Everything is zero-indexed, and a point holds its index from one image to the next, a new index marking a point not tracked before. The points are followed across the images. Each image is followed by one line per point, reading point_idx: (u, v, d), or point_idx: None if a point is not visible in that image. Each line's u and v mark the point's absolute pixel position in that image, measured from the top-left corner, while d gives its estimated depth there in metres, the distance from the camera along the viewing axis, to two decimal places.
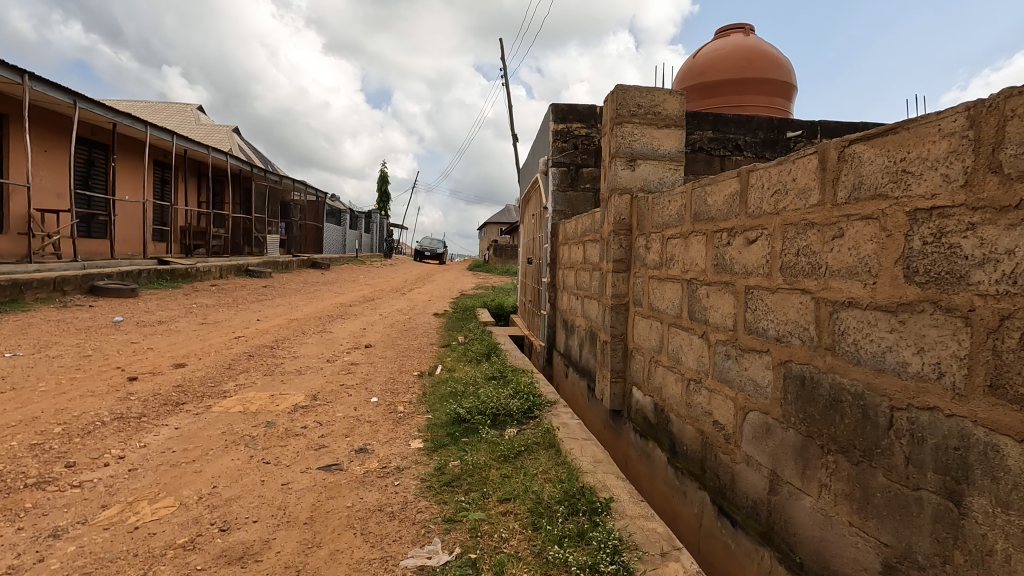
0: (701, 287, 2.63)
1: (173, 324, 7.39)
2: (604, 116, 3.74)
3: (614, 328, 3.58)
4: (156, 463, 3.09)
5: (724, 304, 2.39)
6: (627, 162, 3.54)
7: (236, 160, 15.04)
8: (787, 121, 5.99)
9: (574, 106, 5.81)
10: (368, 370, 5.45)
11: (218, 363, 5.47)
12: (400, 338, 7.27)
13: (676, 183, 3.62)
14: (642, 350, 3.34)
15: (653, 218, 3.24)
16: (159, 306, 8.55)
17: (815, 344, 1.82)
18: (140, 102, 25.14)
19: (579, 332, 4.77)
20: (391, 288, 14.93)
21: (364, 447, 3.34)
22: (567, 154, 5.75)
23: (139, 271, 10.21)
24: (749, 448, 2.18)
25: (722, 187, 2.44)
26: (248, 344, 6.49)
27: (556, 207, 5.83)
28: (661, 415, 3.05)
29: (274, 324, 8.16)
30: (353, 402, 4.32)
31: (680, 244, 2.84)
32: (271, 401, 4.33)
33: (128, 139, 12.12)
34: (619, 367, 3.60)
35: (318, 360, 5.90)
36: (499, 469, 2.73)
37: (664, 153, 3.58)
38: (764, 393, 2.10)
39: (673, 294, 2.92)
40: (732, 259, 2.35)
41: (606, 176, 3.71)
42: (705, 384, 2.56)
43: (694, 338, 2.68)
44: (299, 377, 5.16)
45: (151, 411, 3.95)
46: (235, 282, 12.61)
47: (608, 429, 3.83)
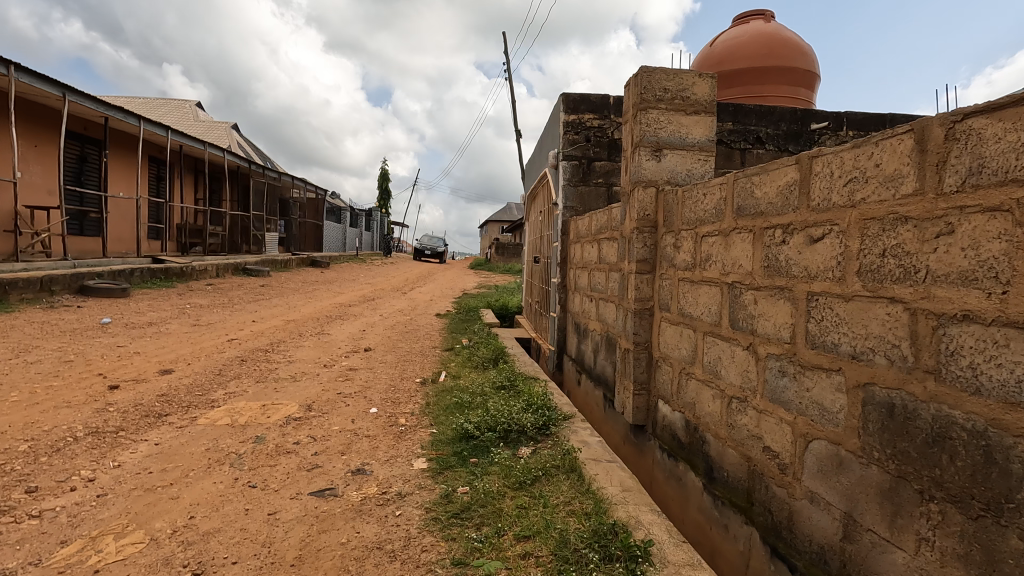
0: (745, 292, 2.30)
1: (163, 326, 7.06)
2: (626, 101, 3.41)
3: (637, 335, 3.26)
4: (128, 487, 2.76)
5: (778, 312, 2.07)
6: (653, 151, 3.22)
7: (233, 156, 14.72)
8: (811, 113, 5.66)
9: (586, 95, 5.47)
10: (367, 377, 5.12)
11: (208, 369, 5.14)
12: (401, 341, 6.94)
13: (706, 176, 3.29)
14: (670, 361, 3.01)
15: (684, 214, 2.91)
16: (150, 307, 8.22)
17: (909, 366, 1.49)
18: (139, 98, 24.82)
19: (594, 337, 4.44)
20: (392, 287, 14.58)
21: (361, 468, 3.01)
22: (578, 147, 5.42)
23: (131, 270, 9.89)
24: (813, 484, 1.85)
25: (776, 177, 2.11)
26: (241, 348, 6.16)
27: (567, 203, 5.50)
28: (694, 435, 2.72)
29: (270, 325, 7.83)
30: (350, 413, 3.99)
31: (718, 243, 2.52)
32: (262, 412, 4.00)
33: (121, 135, 11.80)
34: (642, 378, 3.27)
35: (315, 365, 5.56)
36: (514, 499, 2.40)
37: (693, 142, 3.25)
38: (835, 421, 1.77)
39: (709, 299, 2.60)
40: (788, 260, 2.03)
41: (628, 168, 3.38)
42: (752, 404, 2.24)
43: (738, 350, 2.35)
44: (293, 384, 4.83)
45: (130, 424, 3.62)
46: (231, 281, 12.28)
47: (629, 445, 3.52)
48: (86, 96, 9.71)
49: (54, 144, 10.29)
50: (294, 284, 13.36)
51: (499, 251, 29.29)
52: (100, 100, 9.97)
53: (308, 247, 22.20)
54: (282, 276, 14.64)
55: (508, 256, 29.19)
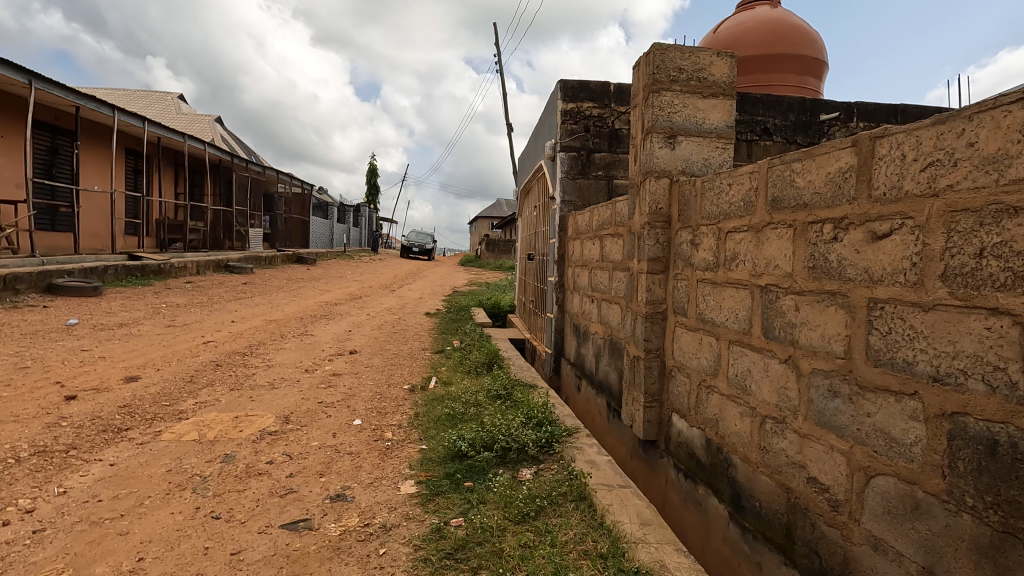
0: (783, 297, 2.00)
1: (135, 328, 6.65)
2: (636, 84, 3.09)
3: (648, 342, 2.95)
4: (71, 520, 2.40)
5: (827, 321, 1.77)
6: (666, 138, 2.91)
7: (215, 149, 14.23)
8: (821, 103, 5.38)
9: (585, 82, 5.17)
10: (352, 383, 4.77)
11: (178, 375, 4.76)
12: (389, 343, 6.58)
13: (725, 166, 2.97)
14: (687, 370, 2.71)
15: (703, 208, 2.61)
16: (123, 306, 7.79)
17: (1020, 395, 1.20)
18: (118, 90, 24.10)
19: (597, 340, 4.12)
20: (379, 285, 14.16)
21: (341, 493, 2.68)
22: (577, 137, 5.11)
23: (105, 267, 9.44)
24: (877, 528, 1.56)
25: (824, 162, 1.80)
26: (217, 351, 5.78)
27: (564, 197, 5.17)
28: (717, 455, 2.42)
29: (250, 326, 7.44)
30: (332, 426, 3.64)
31: (748, 240, 2.21)
32: (234, 425, 3.63)
33: (95, 126, 11.29)
34: (654, 389, 2.96)
35: (295, 370, 5.20)
36: (516, 535, 2.07)
37: (710, 128, 2.94)
38: (907, 455, 1.47)
39: (737, 304, 2.29)
40: (842, 260, 1.72)
41: (638, 157, 3.07)
42: (791, 427, 1.94)
43: (773, 363, 2.05)
44: (271, 392, 4.46)
45: (84, 441, 3.25)
46: (212, 279, 11.83)
47: (637, 461, 3.22)
48: (53, 83, 9.22)
49: (21, 134, 9.79)
50: (278, 282, 12.91)
51: (489, 248, 28.85)
52: (70, 88, 9.49)
53: (293, 243, 21.69)
54: (266, 273, 14.17)
55: (498, 253, 28.78)
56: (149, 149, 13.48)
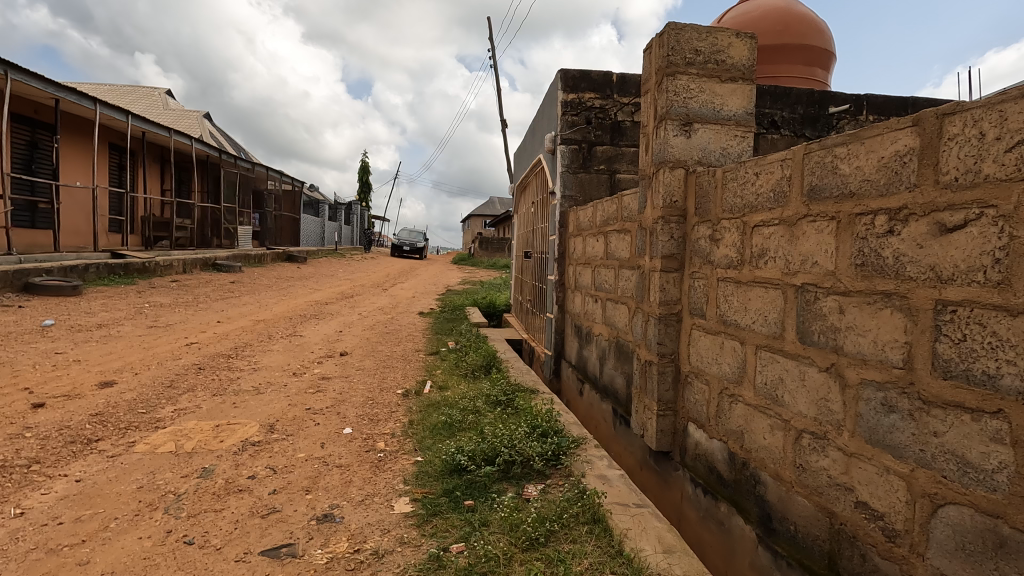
0: (824, 297, 1.78)
1: (114, 329, 6.35)
2: (648, 67, 2.88)
3: (661, 346, 2.74)
4: (26, 547, 2.16)
5: (881, 325, 1.56)
6: (681, 125, 2.69)
7: (202, 144, 13.89)
8: (830, 95, 5.18)
9: (586, 72, 4.96)
10: (342, 388, 4.52)
11: (157, 380, 4.49)
12: (381, 344, 6.33)
13: (743, 156, 2.76)
14: (705, 377, 2.50)
15: (724, 200, 2.40)
16: (103, 306, 7.49)
17: None
18: (105, 86, 23.61)
19: (601, 342, 3.91)
20: (371, 284, 13.87)
21: (329, 513, 2.44)
22: (578, 129, 4.89)
23: (86, 266, 9.12)
24: (948, 566, 1.35)
25: (876, 145, 1.59)
26: (200, 353, 5.51)
27: (565, 192, 4.95)
28: (741, 470, 2.21)
29: (236, 326, 7.17)
30: (320, 436, 3.40)
31: (780, 234, 2.00)
32: (214, 435, 3.38)
33: (77, 120, 10.94)
34: (668, 396, 2.75)
35: (283, 374, 4.94)
36: (524, 565, 1.84)
37: (729, 115, 2.73)
38: (988, 484, 1.26)
39: (766, 305, 2.08)
40: (899, 255, 1.51)
41: (650, 147, 2.86)
42: (833, 443, 1.73)
43: (811, 371, 1.84)
44: (255, 398, 4.20)
45: (48, 455, 2.99)
46: (199, 277, 11.52)
47: (648, 473, 3.01)
48: (31, 74, 8.88)
49: None
50: (267, 281, 12.59)
51: (482, 246, 28.56)
52: (48, 79, 9.15)
53: (284, 241, 21.22)
54: (255, 272, 13.84)
55: (491, 252, 28.47)
56: (134, 144, 13.12)
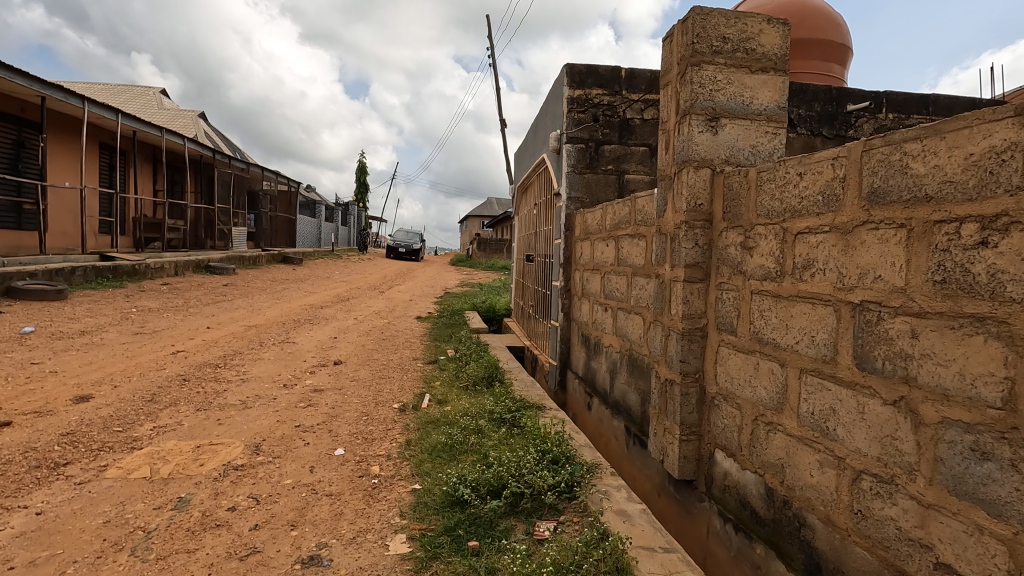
0: (892, 318, 1.52)
1: (98, 336, 6.06)
2: (670, 57, 2.63)
3: (684, 364, 2.48)
4: None
5: (970, 355, 1.30)
6: (707, 120, 2.44)
7: (195, 144, 13.58)
8: (847, 92, 4.95)
9: (593, 67, 4.71)
10: (335, 401, 4.25)
11: (137, 393, 4.21)
12: (377, 352, 6.05)
13: (775, 154, 2.51)
14: (736, 401, 2.25)
15: (759, 204, 2.14)
16: (88, 312, 7.20)
17: None
18: (98, 85, 23.28)
19: (613, 355, 3.66)
20: (367, 287, 13.57)
21: (316, 554, 2.17)
22: (584, 127, 4.65)
23: (72, 269, 8.83)
24: None
25: (963, 140, 1.34)
26: (186, 363, 5.23)
27: (571, 193, 4.69)
28: (782, 509, 1.96)
29: (226, 333, 6.89)
30: (309, 458, 3.13)
31: (832, 243, 1.74)
32: (194, 458, 3.11)
33: (65, 118, 10.63)
34: (692, 419, 2.49)
35: (272, 386, 4.66)
36: None
37: (759, 109, 2.48)
38: None
39: (813, 323, 1.83)
40: (998, 272, 1.25)
41: (671, 145, 2.61)
42: (903, 490, 1.48)
43: (873, 403, 1.58)
44: (242, 414, 3.93)
45: (8, 483, 2.72)
46: (191, 280, 11.22)
47: (667, 501, 2.75)
48: (16, 71, 8.59)
49: None
50: (261, 283, 12.31)
51: (480, 247, 28.27)
52: (34, 76, 8.87)
53: (280, 242, 20.82)
54: (249, 274, 13.55)
55: (490, 253, 28.17)
56: (125, 143, 12.82)
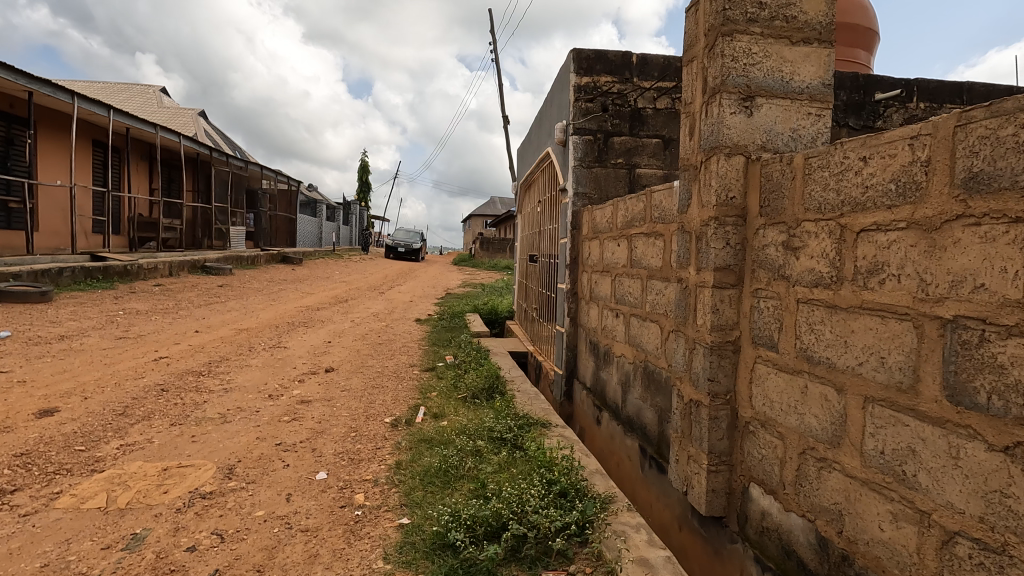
0: (1004, 341, 1.18)
1: (78, 342, 5.74)
2: (697, 29, 2.30)
3: (713, 383, 2.14)
4: None
5: None
6: (740, 99, 2.11)
7: (191, 141, 13.26)
8: (876, 79, 4.59)
9: (602, 52, 4.37)
10: (322, 415, 3.92)
11: (108, 406, 3.88)
12: (372, 359, 5.72)
13: (819, 140, 2.16)
14: (777, 429, 1.91)
15: (807, 196, 1.80)
16: (72, 315, 6.89)
17: None
18: (97, 84, 23.05)
19: (626, 366, 3.33)
20: (367, 287, 13.26)
21: None
22: (592, 118, 4.32)
23: (59, 269, 8.53)
24: None
25: None
26: (167, 371, 4.90)
27: (578, 188, 4.35)
28: (841, 567, 1.62)
29: (215, 337, 6.57)
30: (287, 484, 2.79)
31: (912, 242, 1.40)
32: (158, 483, 2.77)
33: (54, 114, 10.32)
34: (723, 446, 2.15)
35: (256, 397, 4.32)
36: None
37: (801, 87, 2.13)
38: None
39: (882, 342, 1.48)
40: None
41: (697, 130, 2.27)
42: (1020, 565, 1.14)
43: (972, 446, 1.24)
44: (219, 429, 3.59)
45: None
46: (185, 281, 10.92)
47: (690, 537, 2.41)
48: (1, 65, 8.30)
49: None
50: (257, 284, 11.97)
51: (484, 246, 27.86)
52: (20, 70, 8.55)
53: (280, 241, 20.49)
54: (246, 274, 13.22)
55: (492, 251, 27.82)
56: (118, 140, 12.51)
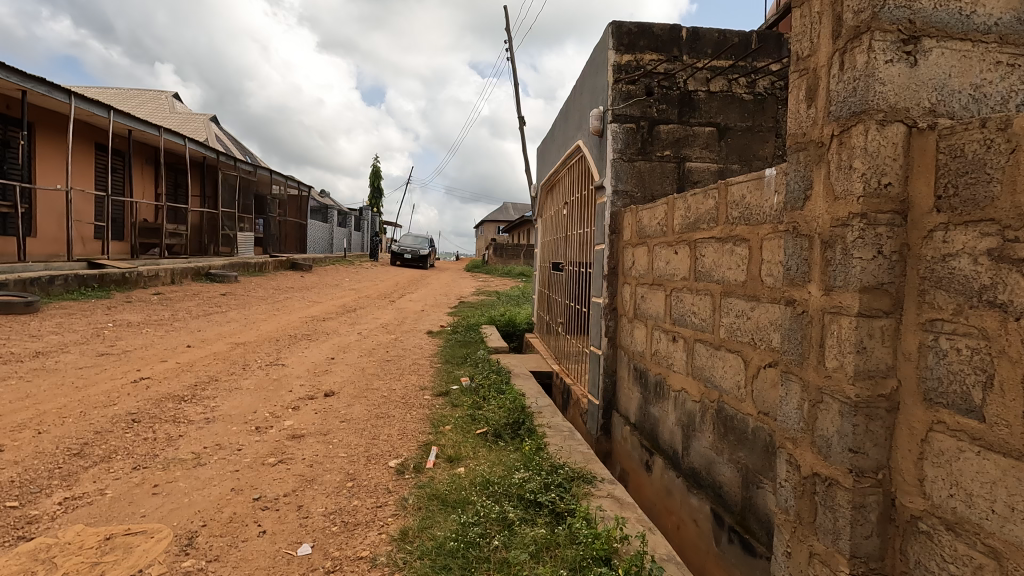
0: None
1: (53, 360, 5.15)
2: None
3: (857, 457, 1.47)
4: None
5: None
6: (900, 41, 1.43)
7: (197, 144, 12.79)
8: None
9: (646, 25, 3.72)
10: (315, 455, 3.28)
11: (63, 444, 3.27)
12: (377, 380, 5.07)
13: (1012, 101, 1.47)
14: (984, 540, 1.24)
15: None
16: (55, 328, 6.34)
17: None
18: (108, 89, 22.80)
19: (689, 404, 2.66)
20: (376, 295, 12.69)
21: None
22: (635, 103, 3.68)
23: (50, 278, 8.03)
24: None
25: None
26: (145, 396, 4.29)
27: (617, 185, 3.69)
28: None
29: (207, 352, 5.98)
30: (258, 565, 2.15)
31: None
32: (93, 562, 2.14)
33: (50, 114, 9.85)
34: (873, 549, 1.48)
35: (241, 430, 3.69)
36: None
37: (987, 23, 1.45)
38: None
39: None
40: None
41: (823, 93, 1.61)
42: None
43: None
44: (189, 476, 2.96)
45: None
46: (186, 289, 10.41)
47: None
48: None
49: None
50: (262, 292, 11.40)
51: (497, 252, 27.19)
52: (12, 67, 8.06)
53: (289, 248, 20.04)
54: (251, 282, 12.70)
55: (505, 257, 27.19)
56: (120, 143, 12.05)
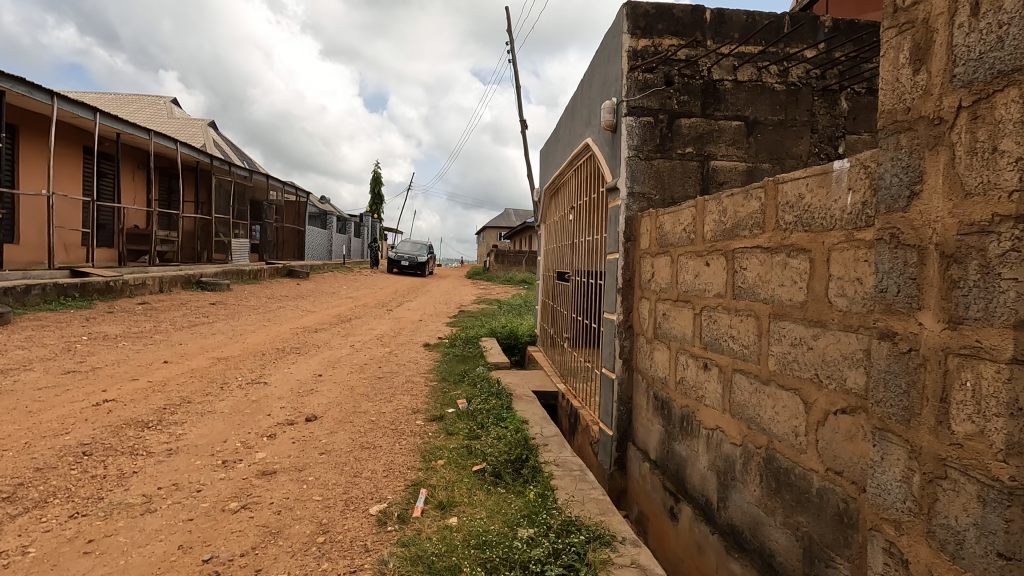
0: None
1: (11, 379, 4.70)
2: None
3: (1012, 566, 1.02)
4: None
5: None
6: None
7: (189, 149, 12.39)
8: None
9: (665, 6, 3.29)
10: (285, 498, 2.83)
11: None
12: (366, 401, 4.62)
13: None
14: None
15: None
16: (23, 342, 5.91)
17: None
18: (104, 93, 22.47)
19: (726, 446, 2.21)
20: (373, 304, 12.25)
21: None
22: (653, 93, 3.25)
23: (26, 287, 7.61)
24: None
25: None
26: (103, 423, 3.83)
27: (632, 187, 3.24)
28: None
29: (184, 369, 5.53)
30: None
31: None
32: None
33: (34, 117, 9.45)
34: None
35: (205, 465, 3.24)
36: None
37: None
38: None
39: None
40: None
41: (943, 50, 1.17)
42: None
43: None
44: (132, 528, 2.51)
45: None
46: (174, 298, 9.98)
47: None
48: None
49: None
50: (254, 302, 10.98)
51: (499, 259, 26.74)
52: None
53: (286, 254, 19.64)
54: (244, 290, 12.26)
55: (507, 264, 26.71)
56: (109, 147, 11.65)
